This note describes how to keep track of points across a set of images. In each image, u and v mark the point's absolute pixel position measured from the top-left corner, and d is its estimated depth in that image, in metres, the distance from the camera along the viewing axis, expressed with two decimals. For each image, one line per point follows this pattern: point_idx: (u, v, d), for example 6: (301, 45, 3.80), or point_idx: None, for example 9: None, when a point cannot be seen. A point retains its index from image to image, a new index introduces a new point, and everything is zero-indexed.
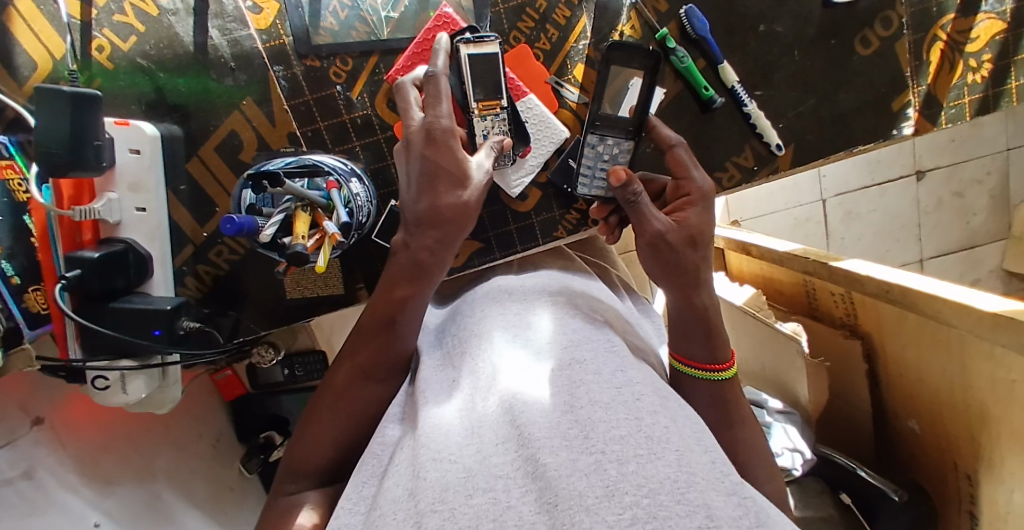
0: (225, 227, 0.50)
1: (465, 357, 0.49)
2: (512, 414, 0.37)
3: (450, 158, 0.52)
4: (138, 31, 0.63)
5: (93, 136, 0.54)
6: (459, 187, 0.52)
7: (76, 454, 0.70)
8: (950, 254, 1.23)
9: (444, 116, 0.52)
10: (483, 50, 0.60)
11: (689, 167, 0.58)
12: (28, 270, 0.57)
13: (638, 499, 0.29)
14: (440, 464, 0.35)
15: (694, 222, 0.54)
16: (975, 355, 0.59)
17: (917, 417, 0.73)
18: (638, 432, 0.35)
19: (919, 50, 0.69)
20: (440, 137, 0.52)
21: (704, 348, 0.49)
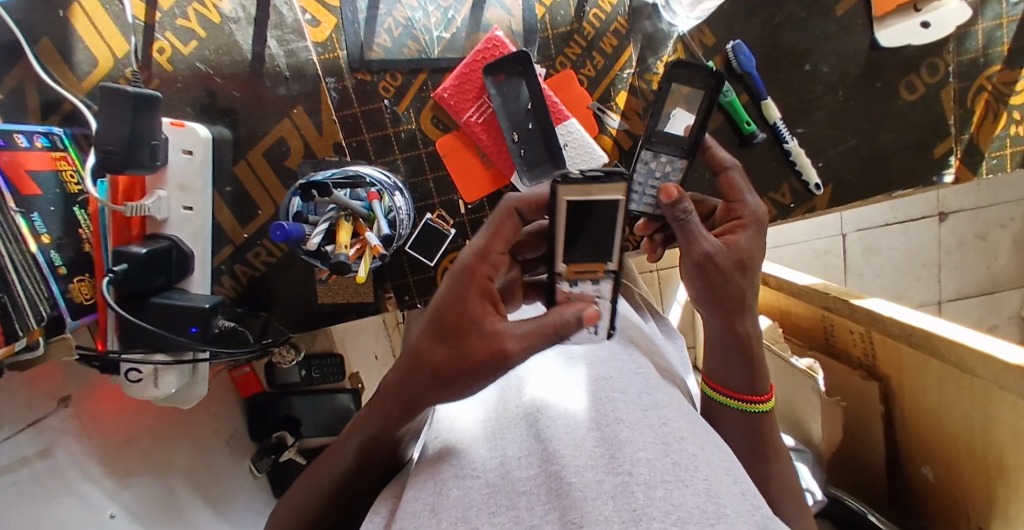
0: (273, 233, 0.52)
1: (495, 381, 0.50)
2: (539, 433, 0.37)
3: (455, 309, 0.39)
4: (199, 37, 0.65)
5: (149, 137, 0.57)
6: (438, 343, 0.39)
7: (100, 446, 0.71)
8: (973, 299, 1.22)
9: (473, 255, 0.42)
10: (595, 198, 0.39)
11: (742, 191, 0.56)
12: (75, 262, 0.58)
13: (665, 527, 0.26)
14: (465, 482, 0.34)
15: (745, 246, 0.51)
16: (999, 406, 0.55)
17: (930, 463, 0.69)
18: (665, 456, 0.33)
19: (964, 99, 0.70)
20: (459, 282, 0.40)
21: (742, 378, 0.50)
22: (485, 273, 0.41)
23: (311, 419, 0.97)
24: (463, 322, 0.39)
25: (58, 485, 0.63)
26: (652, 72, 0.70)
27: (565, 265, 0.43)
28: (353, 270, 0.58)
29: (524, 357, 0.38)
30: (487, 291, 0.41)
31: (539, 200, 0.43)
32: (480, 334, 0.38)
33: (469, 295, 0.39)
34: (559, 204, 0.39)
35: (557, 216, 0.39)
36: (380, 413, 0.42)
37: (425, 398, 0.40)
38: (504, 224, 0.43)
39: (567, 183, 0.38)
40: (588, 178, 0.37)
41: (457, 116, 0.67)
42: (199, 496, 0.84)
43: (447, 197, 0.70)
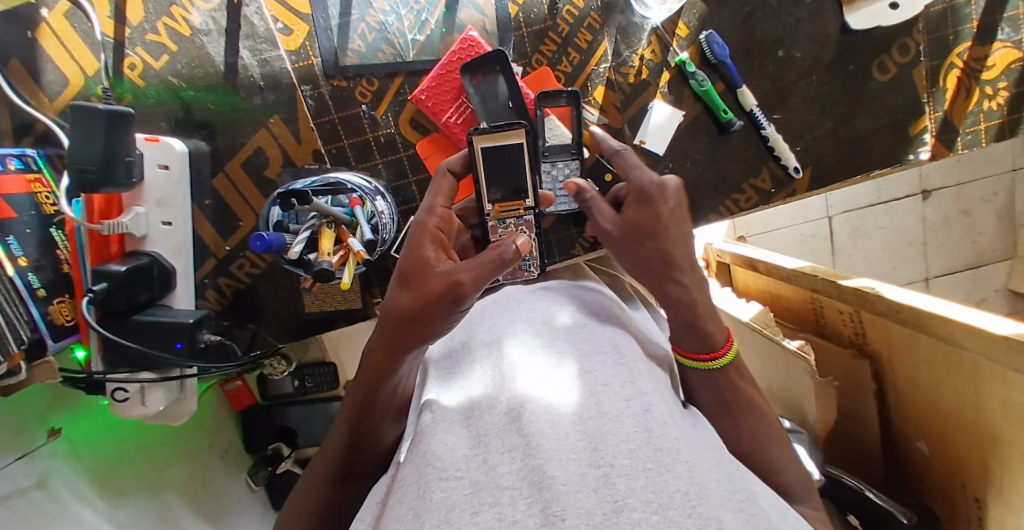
0: (254, 244, 0.52)
1: (474, 367, 0.51)
2: (520, 423, 0.38)
3: (413, 255, 0.47)
4: (170, 51, 0.64)
5: (124, 153, 0.56)
6: (405, 288, 0.45)
7: (92, 468, 0.70)
8: (958, 273, 1.23)
9: (426, 214, 0.50)
10: (501, 143, 0.54)
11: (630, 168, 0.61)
12: (54, 283, 0.57)
13: (645, 515, 0.29)
14: (447, 482, 0.35)
15: (638, 215, 0.57)
16: (987, 379, 0.56)
17: (925, 438, 0.70)
18: (647, 444, 0.35)
19: (935, 77, 0.71)
20: (414, 234, 0.48)
21: (690, 336, 0.49)
22: (434, 223, 0.49)
23: (306, 428, 0.97)
24: (420, 263, 0.46)
25: (52, 509, 0.62)
26: (628, 65, 0.70)
27: (491, 204, 0.57)
28: (338, 277, 0.58)
29: (476, 284, 0.43)
30: (439, 240, 0.48)
31: (464, 160, 0.55)
32: (441, 278, 0.43)
33: (425, 243, 0.47)
34: (475, 151, 0.54)
35: (476, 162, 0.54)
36: (363, 377, 0.47)
37: (405, 344, 0.44)
38: (444, 183, 0.52)
39: (478, 134, 0.53)
40: (492, 129, 0.53)
41: (436, 118, 0.67)
42: (198, 513, 0.83)
43: None
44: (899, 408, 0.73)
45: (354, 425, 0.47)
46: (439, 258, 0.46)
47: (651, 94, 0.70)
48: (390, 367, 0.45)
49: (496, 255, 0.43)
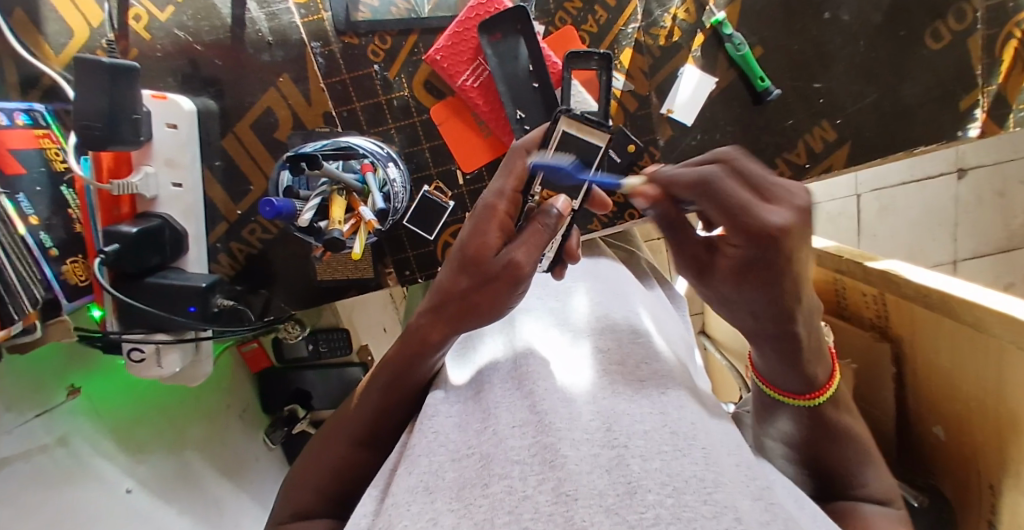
0: (263, 209, 0.51)
1: (484, 339, 0.51)
2: (532, 400, 0.36)
3: (476, 242, 0.42)
4: (175, 2, 0.62)
5: (130, 110, 0.54)
6: (462, 273, 0.42)
7: (111, 424, 0.71)
8: (989, 256, 1.18)
9: (496, 196, 0.43)
10: (586, 138, 0.49)
11: (753, 205, 0.38)
12: (66, 242, 0.57)
13: (661, 498, 0.27)
14: (459, 462, 0.34)
15: (755, 273, 0.39)
16: (1013, 370, 0.51)
17: (941, 422, 0.64)
18: (663, 427, 0.34)
19: (993, 46, 0.65)
20: (480, 219, 0.43)
21: (795, 379, 0.44)
22: (505, 208, 0.43)
23: (321, 391, 0.96)
24: (482, 252, 0.41)
25: (70, 464, 0.64)
26: (658, 26, 0.66)
27: (538, 187, 0.46)
28: (349, 247, 0.56)
29: (532, 259, 0.41)
30: (508, 227, 0.43)
31: (540, 138, 0.48)
32: (499, 263, 0.40)
33: (489, 225, 0.42)
34: (557, 130, 0.48)
35: (554, 141, 0.48)
36: (401, 350, 0.46)
37: (464, 320, 0.43)
38: (517, 162, 0.45)
39: (570, 118, 0.48)
40: (584, 118, 0.48)
41: (451, 81, 0.64)
42: (214, 470, 0.84)
43: (444, 166, 0.67)
44: (918, 389, 0.68)
45: (385, 388, 0.47)
46: (504, 247, 0.42)
47: (681, 58, 0.66)
48: (442, 338, 0.44)
49: (539, 223, 0.42)
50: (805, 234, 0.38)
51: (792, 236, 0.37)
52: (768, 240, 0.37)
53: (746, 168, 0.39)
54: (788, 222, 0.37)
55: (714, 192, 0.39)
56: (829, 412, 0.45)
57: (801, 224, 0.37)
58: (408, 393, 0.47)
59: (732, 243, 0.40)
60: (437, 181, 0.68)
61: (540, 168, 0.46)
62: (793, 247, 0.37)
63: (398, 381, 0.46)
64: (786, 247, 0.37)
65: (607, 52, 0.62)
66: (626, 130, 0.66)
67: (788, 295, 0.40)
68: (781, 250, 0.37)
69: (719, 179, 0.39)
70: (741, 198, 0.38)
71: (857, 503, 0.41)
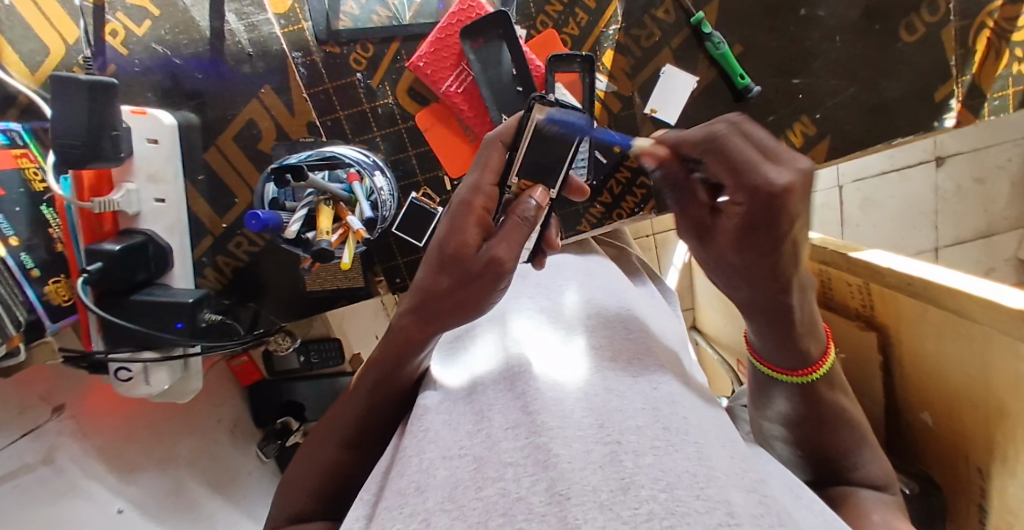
0: (248, 222, 0.50)
1: (475, 339, 0.52)
2: (525, 400, 0.37)
3: (455, 240, 0.41)
4: (153, 15, 0.61)
5: (109, 126, 0.54)
6: (441, 271, 0.42)
7: (100, 444, 0.70)
8: (969, 242, 1.20)
9: (473, 191, 0.42)
10: (562, 125, 0.46)
11: (758, 165, 0.36)
12: (47, 262, 0.56)
13: (654, 493, 0.27)
14: (451, 461, 0.34)
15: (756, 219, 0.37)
16: (997, 351, 0.52)
17: (929, 408, 0.65)
18: (655, 422, 0.34)
19: (964, 38, 0.66)
20: (457, 216, 0.41)
21: (783, 355, 0.44)
22: (482, 204, 0.41)
23: (314, 402, 0.95)
24: (462, 250, 0.40)
25: (58, 488, 0.63)
26: (639, 27, 0.66)
27: (515, 180, 0.44)
28: (337, 256, 0.56)
29: (514, 255, 0.40)
30: (487, 224, 0.41)
31: (516, 125, 0.44)
32: (480, 259, 0.40)
33: (466, 222, 0.41)
34: (532, 118, 0.44)
35: (529, 133, 0.44)
36: (386, 349, 0.46)
37: (448, 317, 0.43)
38: (494, 155, 0.43)
39: (543, 103, 0.44)
40: (559, 104, 0.44)
41: (435, 87, 0.64)
42: (208, 487, 0.83)
43: (431, 173, 0.67)
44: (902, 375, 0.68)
45: (372, 390, 0.47)
46: (484, 244, 0.41)
47: (662, 57, 0.67)
48: (424, 336, 0.44)
49: (518, 217, 0.41)
50: (807, 197, 0.36)
51: (794, 196, 0.35)
52: (767, 200, 0.35)
53: (753, 133, 0.37)
54: (792, 182, 0.35)
55: (723, 149, 0.37)
56: (823, 391, 0.45)
57: (805, 186, 0.36)
58: (396, 393, 0.47)
59: (735, 200, 0.38)
60: (424, 188, 0.68)
61: (518, 159, 0.44)
62: (795, 207, 0.36)
63: (383, 383, 0.46)
64: (787, 206, 0.36)
65: (588, 55, 0.63)
66: (610, 131, 0.67)
67: (784, 259, 0.39)
68: (783, 210, 0.36)
69: (729, 138, 0.37)
70: (747, 156, 0.36)
71: (855, 489, 0.43)
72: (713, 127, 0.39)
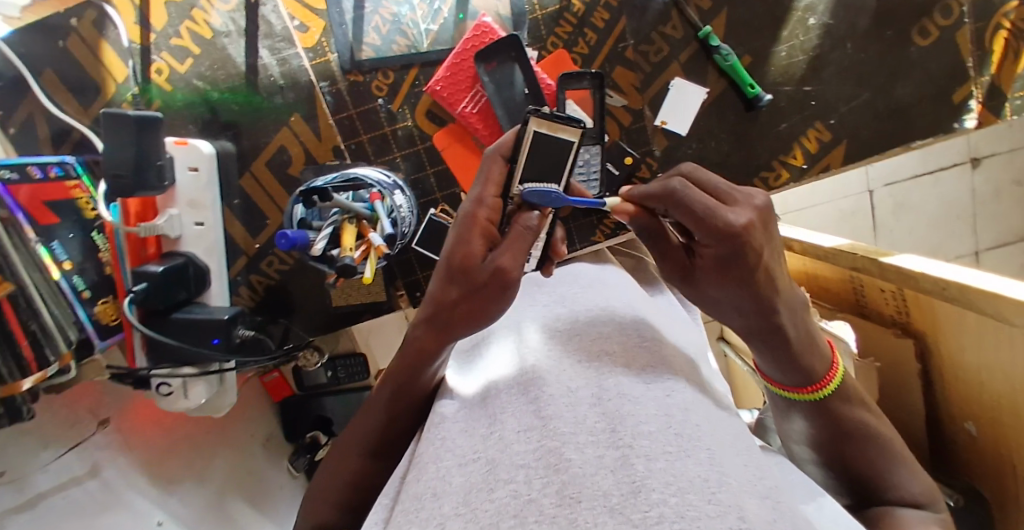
0: (279, 242, 0.54)
1: (489, 343, 0.55)
2: (538, 406, 0.38)
3: (461, 251, 0.43)
4: (193, 54, 0.66)
5: (153, 158, 0.58)
6: (450, 281, 0.43)
7: (142, 457, 0.74)
8: (1009, 246, 1.15)
9: (477, 204, 0.44)
10: (560, 136, 0.49)
11: (717, 209, 0.40)
12: (98, 284, 0.61)
13: (665, 497, 0.27)
14: (465, 466, 0.36)
15: (729, 258, 0.41)
16: None
17: (973, 418, 0.62)
18: (668, 428, 0.34)
19: (981, 39, 0.66)
20: (463, 229, 0.43)
21: (788, 372, 0.44)
22: (486, 216, 0.43)
23: (342, 417, 0.97)
24: (468, 260, 0.42)
25: (106, 497, 0.66)
26: (648, 43, 0.68)
27: (515, 191, 0.47)
28: (361, 272, 0.58)
29: (519, 266, 0.41)
30: (492, 234, 0.44)
31: (514, 139, 0.48)
32: (486, 270, 0.42)
33: (472, 235, 0.43)
34: (527, 130, 0.47)
35: (525, 146, 0.47)
36: (402, 357, 0.48)
37: (459, 327, 0.44)
38: (495, 169, 0.46)
39: (539, 117, 0.47)
40: (553, 117, 0.48)
41: (452, 109, 0.67)
42: (244, 500, 0.86)
43: (449, 190, 0.70)
44: (943, 382, 0.66)
45: (390, 400, 0.48)
46: (489, 254, 0.43)
47: (671, 72, 0.68)
48: (437, 345, 0.46)
49: (522, 226, 0.43)
50: (765, 232, 0.41)
51: (754, 232, 0.40)
52: (732, 239, 0.40)
53: (706, 180, 0.43)
54: (749, 221, 0.41)
55: (681, 200, 0.41)
56: (837, 405, 0.44)
57: (758, 220, 0.41)
58: (416, 402, 0.49)
59: (705, 243, 0.42)
60: (442, 205, 0.70)
61: (515, 173, 0.46)
62: (759, 241, 0.41)
63: (402, 393, 0.48)
64: (752, 244, 0.40)
65: (597, 71, 0.65)
66: (621, 144, 0.68)
67: (764, 290, 0.41)
68: (749, 247, 0.40)
69: (684, 189, 0.42)
70: (706, 203, 0.40)
71: (893, 508, 0.41)
72: (668, 182, 0.43)
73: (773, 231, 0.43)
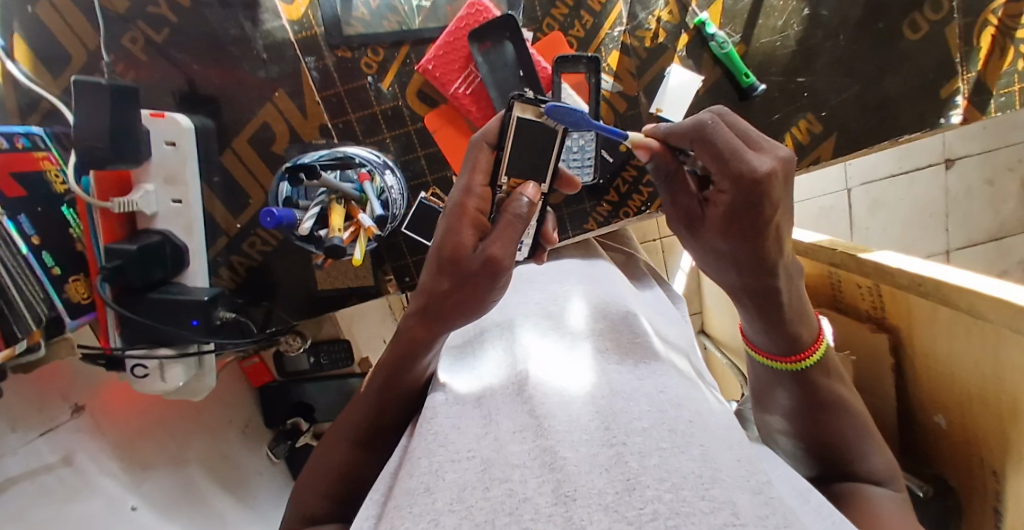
0: (264, 220, 0.52)
1: (485, 336, 0.54)
2: (532, 404, 0.37)
3: (451, 242, 0.41)
4: (172, 23, 0.63)
5: (132, 131, 0.57)
6: (440, 274, 0.42)
7: (116, 443, 0.72)
8: (980, 244, 1.19)
9: (466, 193, 0.43)
10: (544, 120, 0.48)
11: (743, 152, 0.39)
12: (68, 262, 0.58)
13: (659, 493, 0.28)
14: (459, 463, 0.34)
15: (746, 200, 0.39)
16: (1011, 351, 0.48)
17: (943, 410, 0.61)
18: (662, 424, 0.34)
19: (969, 35, 0.67)
20: (451, 219, 0.42)
21: (777, 341, 0.45)
22: (474, 205, 0.42)
23: (324, 405, 0.94)
24: (458, 251, 0.41)
25: (76, 485, 0.64)
26: (644, 28, 0.67)
27: (503, 179, 0.46)
28: (349, 253, 0.58)
29: (509, 253, 0.40)
30: (481, 224, 0.42)
31: (498, 127, 0.47)
32: (475, 260, 0.40)
33: (458, 225, 0.41)
34: (511, 117, 0.46)
35: (510, 131, 0.46)
36: (394, 351, 0.47)
37: (452, 318, 0.43)
38: (482, 157, 0.44)
39: (523, 102, 0.46)
40: (537, 101, 0.46)
41: (444, 89, 0.65)
42: (222, 488, 0.84)
43: (440, 173, 0.69)
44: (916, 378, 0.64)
45: (381, 390, 0.47)
46: (479, 244, 0.42)
47: (667, 59, 0.68)
48: (430, 335, 0.45)
49: (512, 214, 0.42)
50: (788, 185, 0.40)
51: (775, 182, 0.39)
52: (752, 180, 0.38)
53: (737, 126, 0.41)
54: (773, 168, 0.39)
55: (707, 138, 0.40)
56: (817, 377, 0.45)
57: (783, 172, 0.39)
58: (408, 393, 0.48)
59: (721, 189, 0.41)
60: (433, 188, 0.69)
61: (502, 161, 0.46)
62: (777, 194, 0.39)
63: (393, 381, 0.47)
64: (770, 192, 0.39)
65: (594, 55, 0.64)
66: (615, 131, 0.68)
67: (768, 247, 0.41)
68: (765, 196, 0.39)
69: (713, 127, 0.40)
70: (731, 144, 0.39)
71: (863, 485, 0.41)
72: (700, 117, 0.41)
73: (791, 189, 0.41)
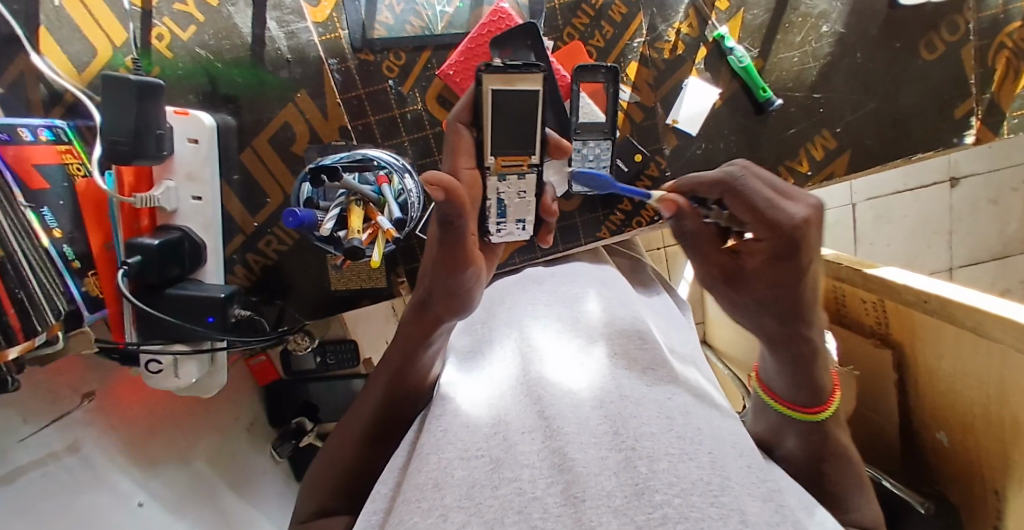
0: (287, 220, 0.53)
1: (496, 337, 0.54)
2: (541, 406, 0.38)
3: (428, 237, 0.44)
4: (197, 22, 0.64)
5: (153, 126, 0.56)
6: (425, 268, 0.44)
7: (125, 437, 0.72)
8: (984, 262, 1.19)
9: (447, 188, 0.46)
10: (516, 88, 0.45)
11: (775, 200, 0.39)
12: (87, 255, 0.58)
13: (668, 498, 0.28)
14: (468, 460, 0.35)
15: (811, 246, 0.39)
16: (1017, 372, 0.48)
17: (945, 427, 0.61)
18: (670, 431, 0.34)
19: (984, 57, 0.68)
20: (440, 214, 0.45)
21: (801, 391, 0.43)
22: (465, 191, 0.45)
23: (328, 404, 0.94)
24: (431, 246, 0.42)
25: (87, 477, 0.65)
26: (663, 40, 0.68)
27: (492, 157, 0.47)
28: (367, 254, 0.58)
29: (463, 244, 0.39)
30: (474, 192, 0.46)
31: (469, 105, 0.46)
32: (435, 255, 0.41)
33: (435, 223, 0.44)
34: (484, 92, 0.45)
35: (485, 108, 0.45)
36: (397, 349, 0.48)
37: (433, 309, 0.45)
38: (461, 139, 0.45)
39: (490, 72, 0.44)
40: (507, 68, 0.44)
41: (463, 94, 0.66)
42: (226, 483, 0.84)
43: None
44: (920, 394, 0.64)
45: (387, 387, 0.48)
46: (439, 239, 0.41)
47: (685, 70, 0.69)
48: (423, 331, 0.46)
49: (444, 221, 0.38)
50: (820, 230, 0.39)
51: (811, 228, 0.38)
52: (792, 231, 0.38)
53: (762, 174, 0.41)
54: (806, 216, 0.38)
55: (739, 191, 0.40)
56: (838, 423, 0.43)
57: (817, 221, 0.39)
58: (415, 389, 0.49)
59: (757, 238, 0.40)
60: None
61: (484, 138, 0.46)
62: (813, 240, 0.39)
63: (397, 382, 0.48)
64: (807, 240, 0.38)
65: (612, 65, 0.65)
66: (633, 142, 0.69)
67: (805, 293, 0.40)
68: (805, 242, 0.38)
69: (744, 180, 0.40)
70: (764, 195, 0.39)
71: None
72: (725, 169, 0.42)
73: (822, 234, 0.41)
